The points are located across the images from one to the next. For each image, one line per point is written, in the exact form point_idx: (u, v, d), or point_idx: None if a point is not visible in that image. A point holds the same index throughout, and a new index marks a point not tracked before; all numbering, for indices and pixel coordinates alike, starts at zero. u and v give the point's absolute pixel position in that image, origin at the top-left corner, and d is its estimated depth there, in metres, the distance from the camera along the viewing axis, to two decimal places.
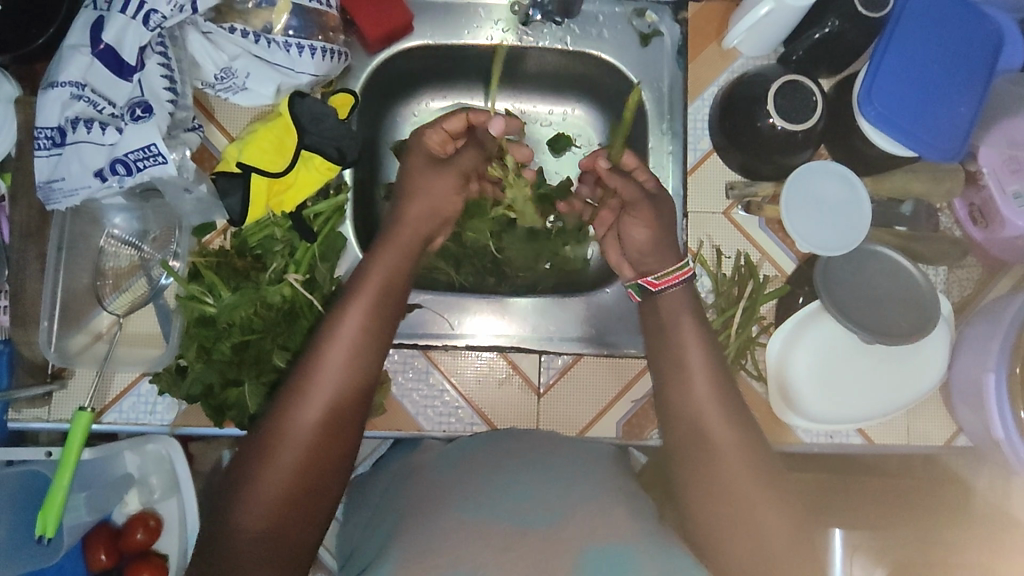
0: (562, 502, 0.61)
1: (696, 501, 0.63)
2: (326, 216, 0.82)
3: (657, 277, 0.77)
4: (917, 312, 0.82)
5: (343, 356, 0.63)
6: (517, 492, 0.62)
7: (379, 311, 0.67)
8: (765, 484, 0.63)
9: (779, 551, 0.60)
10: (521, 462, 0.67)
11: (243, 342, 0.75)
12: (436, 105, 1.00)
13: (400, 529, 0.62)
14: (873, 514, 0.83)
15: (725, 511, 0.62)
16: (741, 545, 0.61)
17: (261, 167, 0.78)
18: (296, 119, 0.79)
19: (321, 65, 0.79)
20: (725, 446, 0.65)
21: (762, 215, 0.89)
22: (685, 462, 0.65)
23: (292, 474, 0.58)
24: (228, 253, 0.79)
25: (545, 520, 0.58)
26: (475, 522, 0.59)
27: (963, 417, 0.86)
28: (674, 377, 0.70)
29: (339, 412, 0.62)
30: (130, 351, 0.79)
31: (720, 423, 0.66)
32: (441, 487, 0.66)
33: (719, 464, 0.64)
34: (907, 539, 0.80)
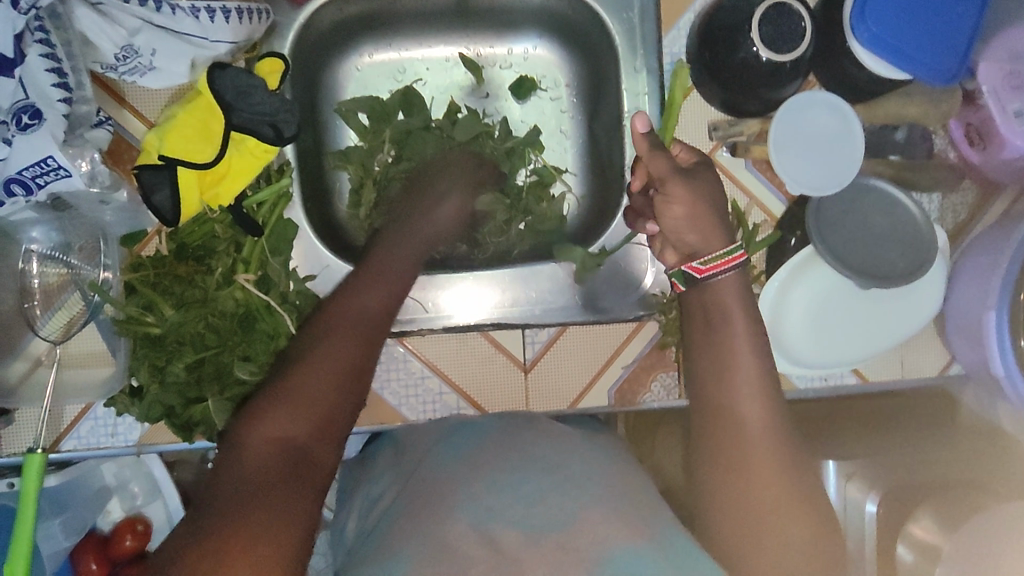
0: (573, 504, 0.57)
1: (714, 493, 0.62)
2: (271, 204, 0.74)
3: (702, 262, 0.70)
4: (915, 249, 0.78)
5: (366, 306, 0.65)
6: (524, 495, 0.58)
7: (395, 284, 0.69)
8: (789, 483, 0.60)
9: (807, 559, 0.58)
10: (529, 460, 0.63)
11: (197, 359, 0.69)
12: (381, 58, 0.91)
13: (409, 524, 0.59)
14: (867, 438, 0.83)
15: (743, 517, 0.60)
16: (767, 555, 0.58)
17: (187, 159, 0.68)
18: (219, 96, 0.69)
19: (238, 30, 0.69)
20: (749, 437, 0.62)
21: (749, 156, 0.83)
22: (704, 437, 0.65)
23: (317, 398, 0.56)
24: (166, 260, 0.71)
25: (559, 525, 0.55)
26: (485, 529, 0.56)
27: (957, 347, 0.85)
28: (708, 353, 0.68)
29: (357, 354, 0.61)
30: (75, 375, 0.72)
31: (752, 414, 0.64)
32: (450, 482, 0.63)
33: (738, 439, 0.63)
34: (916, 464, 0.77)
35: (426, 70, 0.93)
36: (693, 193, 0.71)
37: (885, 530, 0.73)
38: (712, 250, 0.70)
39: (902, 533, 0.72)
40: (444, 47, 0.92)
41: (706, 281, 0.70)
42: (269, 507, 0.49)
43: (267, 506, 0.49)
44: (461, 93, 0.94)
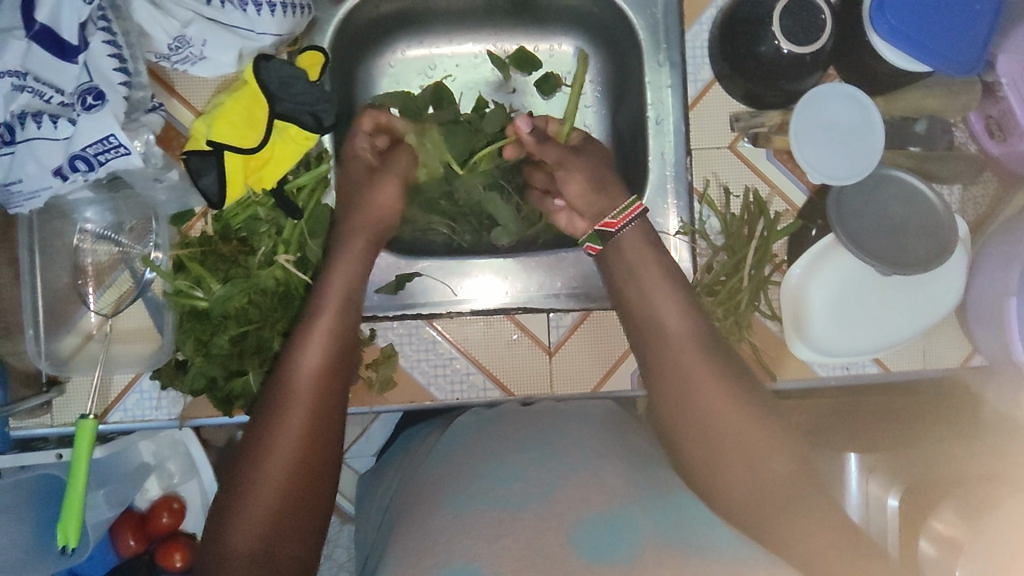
0: (553, 475, 0.60)
1: (693, 450, 0.62)
2: (310, 189, 0.77)
3: (614, 216, 0.77)
4: (934, 236, 0.80)
5: (308, 375, 0.62)
6: (505, 478, 0.61)
7: (338, 342, 0.64)
8: (758, 419, 0.62)
9: (785, 487, 0.60)
10: (510, 444, 0.66)
11: (240, 333, 0.71)
12: (413, 54, 0.95)
13: (404, 521, 0.62)
14: (882, 432, 0.84)
15: (722, 455, 0.61)
16: (742, 481, 0.60)
17: (235, 144, 0.72)
18: (264, 86, 0.73)
19: (282, 23, 0.73)
20: (708, 387, 0.63)
21: (770, 147, 0.85)
22: (669, 410, 0.64)
23: (277, 500, 0.57)
24: (212, 240, 0.74)
25: (537, 499, 0.58)
26: (465, 516, 0.58)
27: (979, 337, 0.85)
28: (656, 340, 0.69)
29: (307, 428, 0.60)
30: (122, 348, 0.76)
31: (700, 369, 0.64)
32: (436, 477, 0.65)
33: (699, 403, 0.63)
34: (931, 464, 0.78)
35: (456, 67, 0.97)
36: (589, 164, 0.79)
37: (909, 522, 0.74)
38: (616, 205, 0.78)
39: (924, 528, 0.73)
40: (473, 44, 0.96)
41: (619, 231, 0.76)
42: None
43: None
44: (488, 89, 0.98)
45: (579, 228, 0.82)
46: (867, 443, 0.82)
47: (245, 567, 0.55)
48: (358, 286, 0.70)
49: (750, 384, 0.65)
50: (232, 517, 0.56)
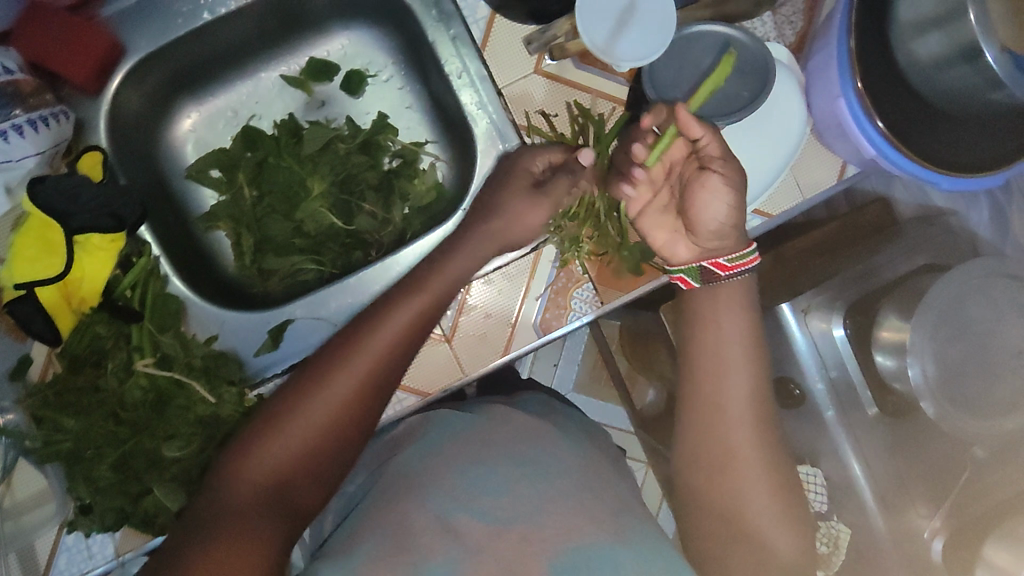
0: (538, 498, 0.67)
1: (703, 509, 0.77)
2: (142, 284, 0.75)
3: (728, 261, 0.78)
4: (754, 75, 0.79)
5: (383, 342, 0.67)
6: (491, 488, 0.68)
7: (408, 336, 0.69)
8: (778, 492, 0.75)
9: (768, 543, 0.74)
10: (500, 453, 0.72)
11: (121, 457, 0.70)
12: (209, 109, 0.92)
13: (374, 514, 0.69)
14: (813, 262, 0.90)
15: (723, 524, 0.76)
16: (740, 558, 0.74)
17: (37, 278, 0.70)
18: (48, 211, 0.70)
19: (38, 140, 0.71)
20: (749, 446, 0.76)
21: (571, 55, 0.83)
22: (704, 473, 0.77)
23: (307, 440, 0.64)
24: (61, 378, 0.71)
25: (510, 520, 0.65)
26: (449, 518, 0.65)
27: (838, 147, 0.83)
28: (710, 369, 0.77)
29: (359, 388, 0.66)
30: (30, 515, 0.74)
31: (733, 433, 0.76)
32: (427, 468, 0.72)
33: (736, 473, 0.75)
34: (858, 272, 0.85)
35: (257, 104, 0.94)
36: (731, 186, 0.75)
37: (855, 339, 0.82)
38: (736, 249, 0.78)
39: (873, 342, 0.82)
40: (263, 75, 0.93)
41: (728, 278, 0.78)
42: (245, 538, 0.58)
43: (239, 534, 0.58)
44: (299, 111, 0.95)
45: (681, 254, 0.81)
46: (786, 286, 0.88)
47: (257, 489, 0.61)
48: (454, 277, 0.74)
49: (782, 468, 0.76)
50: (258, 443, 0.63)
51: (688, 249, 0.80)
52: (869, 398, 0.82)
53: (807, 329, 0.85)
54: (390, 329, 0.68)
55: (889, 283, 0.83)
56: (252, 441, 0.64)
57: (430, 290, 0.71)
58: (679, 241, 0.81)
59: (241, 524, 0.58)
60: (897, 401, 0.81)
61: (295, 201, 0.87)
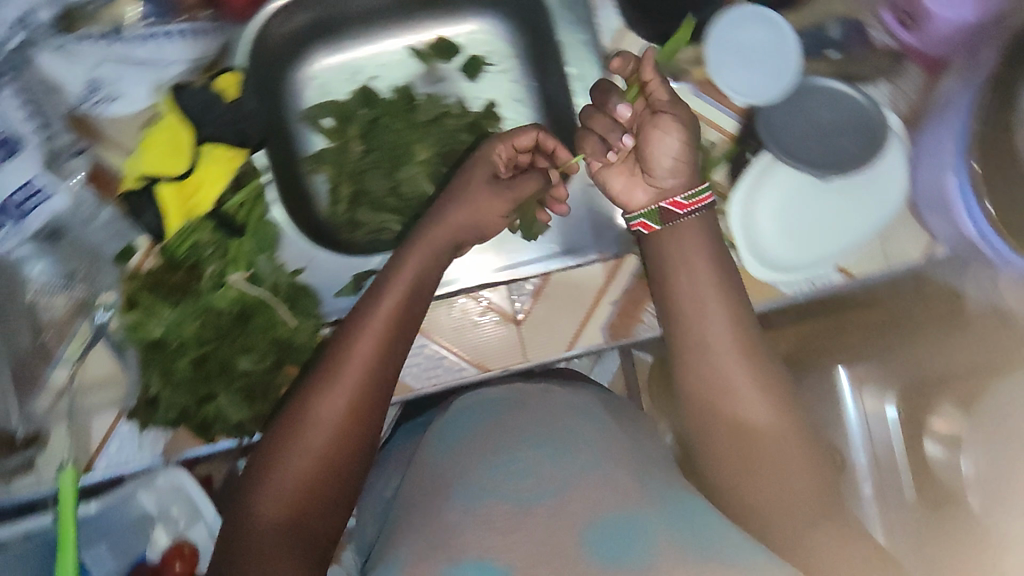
0: (564, 472, 0.64)
1: (744, 492, 0.63)
2: (249, 204, 0.78)
3: (684, 199, 0.74)
4: (866, 135, 0.81)
5: (363, 357, 0.66)
6: (515, 472, 0.65)
7: (389, 346, 0.67)
8: (804, 447, 0.63)
9: (809, 501, 0.61)
10: (514, 436, 0.69)
11: (200, 355, 0.73)
12: (335, 61, 0.96)
13: (409, 518, 0.66)
14: (866, 331, 0.83)
15: (739, 455, 0.64)
16: (762, 489, 0.62)
17: (160, 174, 0.74)
18: (185, 113, 0.75)
19: (189, 48, 0.78)
20: (753, 402, 0.65)
21: (692, 81, 0.86)
22: (719, 465, 0.65)
23: (310, 466, 0.62)
24: (160, 273, 0.75)
25: (544, 496, 0.63)
26: (475, 508, 0.64)
27: (933, 224, 0.84)
28: (691, 343, 0.69)
29: (349, 407, 0.64)
30: (96, 395, 0.77)
31: (726, 354, 0.67)
32: (448, 466, 0.69)
33: (754, 443, 0.64)
34: (922, 358, 0.78)
35: (379, 68, 0.97)
36: (681, 125, 0.74)
37: (910, 424, 0.79)
38: (689, 190, 0.74)
39: (926, 428, 0.77)
40: (391, 42, 0.97)
41: (687, 216, 0.73)
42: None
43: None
44: (415, 82, 0.98)
45: (637, 201, 0.77)
46: (842, 347, 0.84)
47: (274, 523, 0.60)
48: (430, 272, 0.72)
49: (800, 415, 0.65)
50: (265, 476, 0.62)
51: (644, 196, 0.77)
52: (908, 479, 0.79)
53: (862, 404, 0.82)
54: (365, 343, 0.66)
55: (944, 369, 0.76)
56: (262, 473, 0.63)
57: (398, 290, 0.69)
58: (636, 185, 0.77)
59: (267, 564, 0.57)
60: (938, 490, 0.74)
61: (399, 163, 0.92)
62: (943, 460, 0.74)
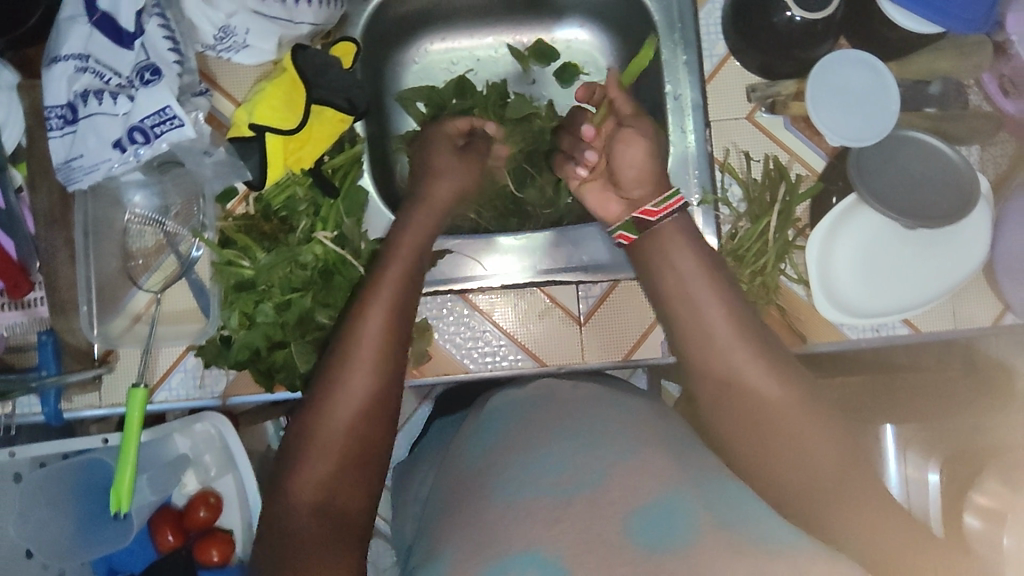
0: (602, 462, 0.60)
1: (762, 471, 0.61)
2: (345, 169, 0.81)
3: (655, 205, 0.76)
4: (956, 192, 0.81)
5: (377, 327, 0.66)
6: (549, 465, 0.61)
7: (399, 316, 0.68)
8: (817, 417, 0.62)
9: (836, 469, 0.59)
10: (548, 430, 0.66)
11: (284, 302, 0.75)
12: (438, 49, 1.00)
13: (452, 519, 0.63)
14: (918, 401, 0.89)
15: (752, 433, 0.62)
16: (786, 466, 0.60)
17: (273, 125, 0.75)
18: (302, 73, 0.77)
19: (317, 13, 0.80)
20: (754, 379, 0.64)
21: (787, 115, 0.87)
22: (739, 441, 0.63)
23: (336, 445, 0.61)
24: (254, 218, 0.79)
25: (581, 486, 0.58)
26: (518, 502, 0.59)
27: (1012, 292, 0.84)
28: (696, 328, 0.68)
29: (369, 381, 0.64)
30: (171, 327, 0.78)
31: (721, 320, 0.67)
32: (482, 468, 0.65)
33: (774, 421, 0.62)
34: (961, 428, 0.85)
35: (477, 61, 1.02)
36: (645, 138, 0.79)
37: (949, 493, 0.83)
38: (659, 196, 0.76)
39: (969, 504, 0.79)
40: (492, 38, 1.02)
41: (659, 222, 0.75)
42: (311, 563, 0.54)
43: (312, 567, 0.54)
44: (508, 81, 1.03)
45: (614, 211, 0.81)
46: (892, 411, 0.90)
47: (309, 504, 0.59)
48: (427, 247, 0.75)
49: (807, 388, 0.64)
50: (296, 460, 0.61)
51: (621, 208, 0.80)
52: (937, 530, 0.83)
53: (904, 471, 0.88)
54: (376, 315, 0.67)
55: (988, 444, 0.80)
56: (293, 455, 0.62)
57: (402, 263, 0.72)
58: (610, 199, 0.81)
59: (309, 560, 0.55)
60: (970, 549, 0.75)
61: None
62: (979, 532, 0.76)
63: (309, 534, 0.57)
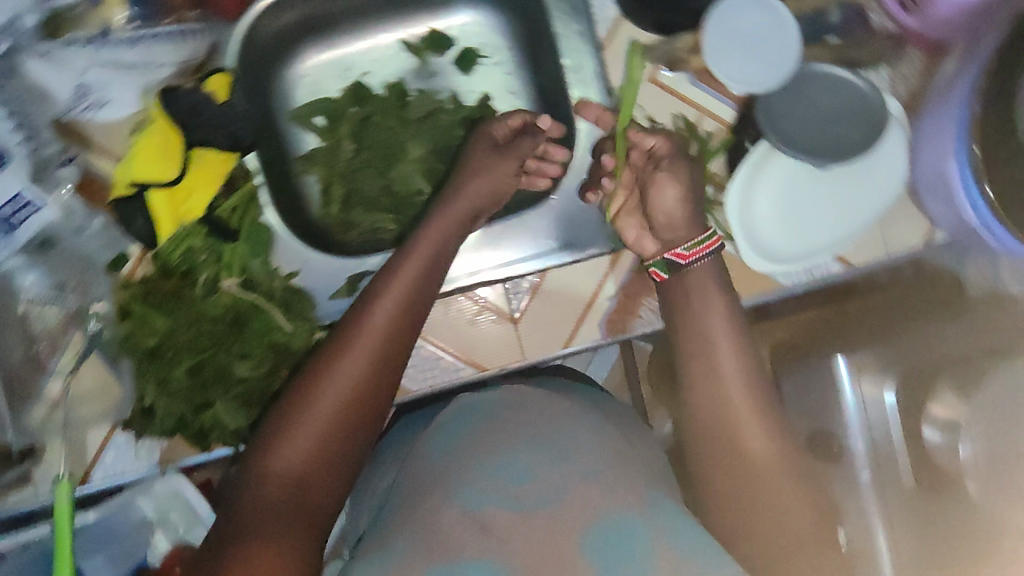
0: (562, 479, 0.65)
1: (708, 485, 0.66)
2: (243, 209, 0.77)
3: (686, 248, 0.73)
4: (868, 118, 0.79)
5: (383, 319, 0.66)
6: (515, 475, 0.65)
7: (408, 311, 0.68)
8: (778, 441, 0.65)
9: (796, 536, 0.61)
10: (519, 438, 0.69)
11: (196, 363, 0.73)
12: (324, 59, 0.95)
13: (408, 512, 0.66)
14: (868, 314, 0.83)
15: (733, 494, 0.64)
16: (761, 522, 0.62)
17: (154, 182, 0.73)
18: (173, 116, 0.73)
19: (177, 51, 0.76)
20: (742, 416, 0.65)
21: (689, 70, 0.85)
22: (705, 449, 0.66)
23: (321, 427, 0.62)
24: (154, 279, 0.75)
25: (547, 500, 0.63)
26: (475, 512, 0.63)
27: (932, 208, 0.82)
28: (693, 333, 0.70)
29: (366, 369, 0.64)
30: (91, 406, 0.76)
31: (719, 333, 0.69)
32: (442, 470, 0.68)
33: (742, 449, 0.64)
34: (916, 344, 0.74)
35: (370, 62, 0.96)
36: (674, 177, 0.77)
37: (907, 411, 0.75)
38: (690, 238, 0.74)
39: (925, 415, 0.71)
40: (386, 36, 0.96)
41: (691, 265, 0.73)
42: (266, 544, 0.56)
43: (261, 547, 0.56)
44: (411, 77, 0.96)
45: (649, 249, 0.80)
46: (834, 335, 0.85)
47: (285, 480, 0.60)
48: (443, 242, 0.74)
49: (789, 431, 0.66)
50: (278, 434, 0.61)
51: (656, 246, 0.78)
52: (908, 466, 0.73)
53: (860, 391, 0.81)
54: (382, 309, 0.67)
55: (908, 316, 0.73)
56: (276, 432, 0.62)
57: (416, 262, 0.71)
58: (647, 237, 0.80)
59: (267, 531, 0.57)
60: (936, 476, 0.68)
61: (393, 159, 0.91)
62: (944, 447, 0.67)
63: (275, 511, 0.59)
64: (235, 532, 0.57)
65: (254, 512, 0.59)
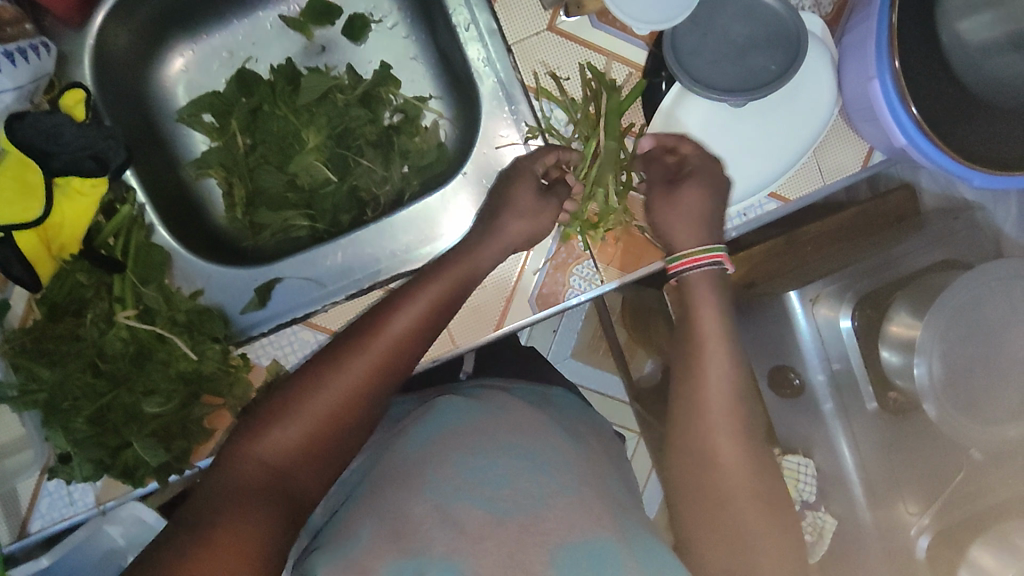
0: (540, 486, 0.62)
1: (694, 508, 0.67)
2: (125, 232, 0.74)
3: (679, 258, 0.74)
4: (783, 44, 0.73)
5: (401, 325, 0.64)
6: (493, 479, 0.62)
7: (428, 322, 0.66)
8: (768, 474, 0.66)
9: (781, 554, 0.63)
10: (495, 442, 0.67)
11: (99, 408, 0.70)
12: (203, 51, 0.88)
13: (373, 504, 0.64)
14: (834, 246, 0.82)
15: (715, 514, 0.65)
16: (740, 541, 0.63)
17: (18, 223, 0.66)
18: (27, 148, 0.66)
19: (15, 75, 0.68)
20: (718, 419, 0.67)
21: (590, 12, 0.77)
22: (690, 487, 0.67)
23: (316, 422, 0.60)
24: (40, 324, 0.70)
25: (522, 508, 0.60)
26: (450, 509, 0.60)
27: (866, 131, 0.77)
28: (690, 362, 0.69)
29: (373, 371, 0.62)
30: (11, 459, 0.74)
31: (719, 378, 0.67)
32: (420, 461, 0.66)
33: (722, 477, 0.65)
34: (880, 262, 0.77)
35: (254, 47, 0.89)
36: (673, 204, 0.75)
37: (866, 331, 0.74)
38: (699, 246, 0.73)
39: (881, 336, 0.73)
40: (262, 14, 0.88)
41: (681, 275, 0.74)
42: (240, 526, 0.53)
43: (232, 526, 0.53)
44: (297, 57, 0.89)
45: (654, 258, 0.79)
46: (793, 270, 0.83)
47: (271, 466, 0.58)
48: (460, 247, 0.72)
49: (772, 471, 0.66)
50: (271, 420, 0.59)
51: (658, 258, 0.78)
52: (868, 390, 0.74)
53: (814, 319, 0.76)
54: (402, 315, 0.65)
55: (906, 276, 0.75)
56: (266, 419, 0.60)
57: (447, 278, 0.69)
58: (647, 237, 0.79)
59: (242, 508, 0.54)
60: (901, 397, 0.72)
61: (289, 153, 0.83)
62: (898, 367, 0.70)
63: (256, 493, 0.56)
64: (208, 508, 0.54)
65: (230, 492, 0.56)
